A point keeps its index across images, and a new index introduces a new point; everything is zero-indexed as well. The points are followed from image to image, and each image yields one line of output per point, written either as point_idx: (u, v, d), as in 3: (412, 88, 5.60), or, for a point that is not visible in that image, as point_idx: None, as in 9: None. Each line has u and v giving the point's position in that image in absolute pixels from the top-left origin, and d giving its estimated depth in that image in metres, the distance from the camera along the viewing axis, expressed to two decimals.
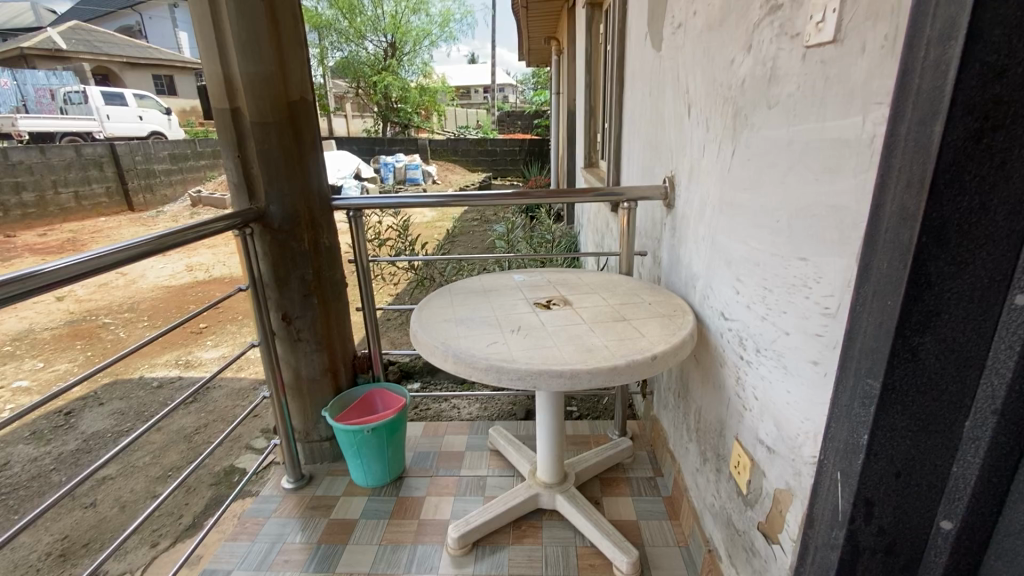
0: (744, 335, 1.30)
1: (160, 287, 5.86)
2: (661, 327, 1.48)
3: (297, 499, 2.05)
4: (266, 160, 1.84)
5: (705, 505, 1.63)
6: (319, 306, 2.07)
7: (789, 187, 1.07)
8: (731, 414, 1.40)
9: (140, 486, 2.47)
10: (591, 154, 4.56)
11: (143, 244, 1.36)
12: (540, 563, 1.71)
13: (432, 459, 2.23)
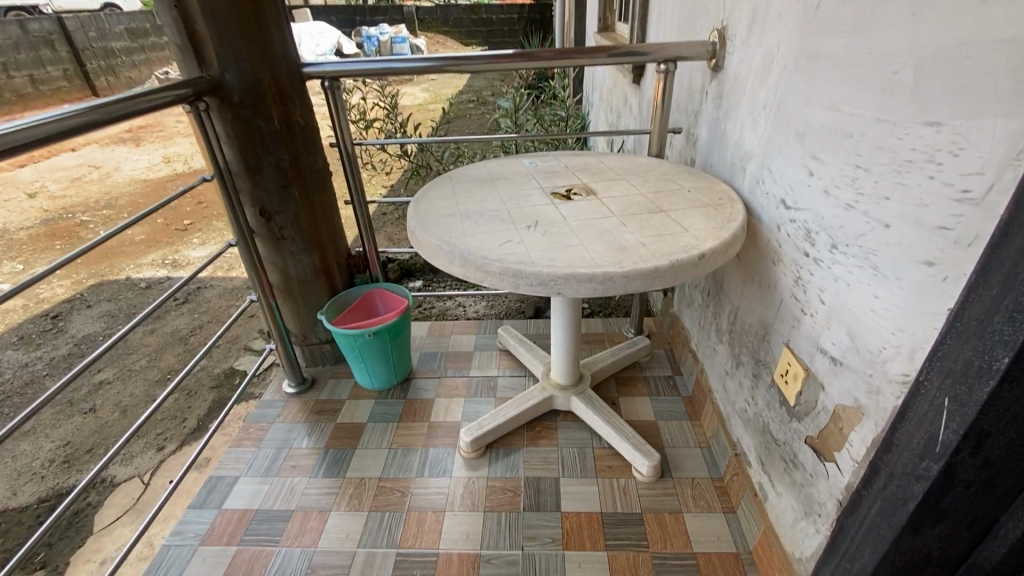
0: (816, 228, 1.07)
1: (138, 181, 5.48)
2: (706, 219, 1.24)
3: (301, 404, 1.96)
4: (211, 11, 1.45)
5: (734, 410, 1.53)
6: (300, 199, 1.80)
7: (924, 20, 0.77)
8: (781, 318, 1.22)
9: (139, 390, 2.41)
10: (606, 15, 3.94)
11: (76, 116, 1.03)
12: (556, 465, 1.65)
13: (439, 360, 2.11)
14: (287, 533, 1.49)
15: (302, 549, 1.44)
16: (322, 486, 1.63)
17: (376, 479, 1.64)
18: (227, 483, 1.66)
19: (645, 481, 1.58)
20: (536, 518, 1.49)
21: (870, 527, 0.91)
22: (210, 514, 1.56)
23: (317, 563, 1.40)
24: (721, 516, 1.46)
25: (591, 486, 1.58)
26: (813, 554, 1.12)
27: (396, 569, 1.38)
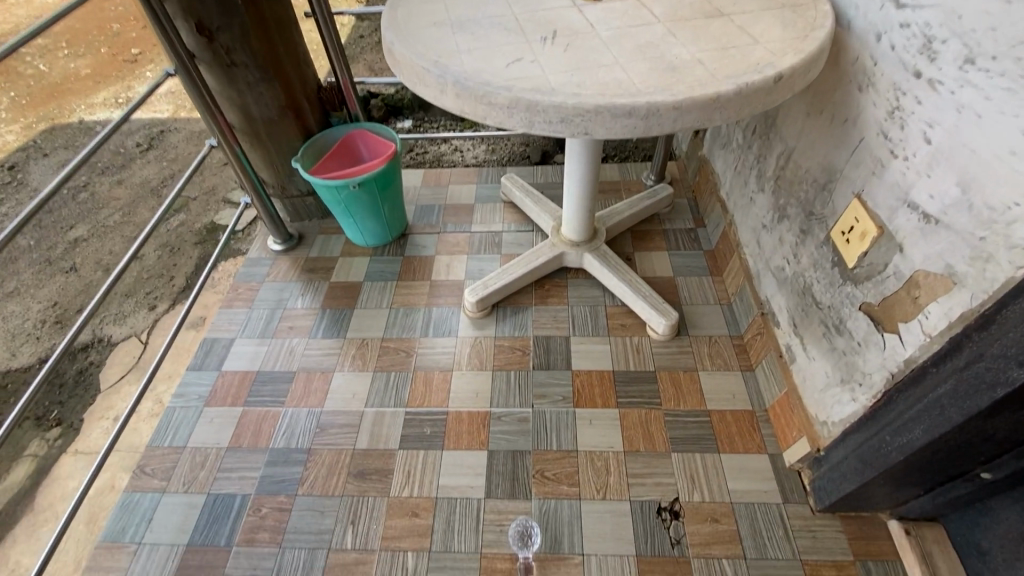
0: (944, 33, 0.77)
1: None
2: (783, 27, 0.92)
3: (290, 262, 1.81)
4: None
5: (768, 266, 1.35)
6: (246, 10, 1.40)
7: None
8: (855, 162, 0.99)
9: (119, 248, 2.25)
10: None
11: None
12: (566, 324, 1.54)
13: (437, 213, 1.90)
14: (291, 395, 1.44)
15: (309, 409, 1.41)
16: (322, 347, 1.54)
17: (377, 340, 1.54)
18: (223, 346, 1.58)
19: (660, 340, 1.48)
20: (545, 377, 1.42)
21: (933, 403, 0.81)
22: (210, 376, 1.51)
23: (326, 423, 1.37)
24: (738, 374, 1.39)
25: (602, 346, 1.48)
26: (844, 420, 1.05)
27: (406, 427, 1.35)
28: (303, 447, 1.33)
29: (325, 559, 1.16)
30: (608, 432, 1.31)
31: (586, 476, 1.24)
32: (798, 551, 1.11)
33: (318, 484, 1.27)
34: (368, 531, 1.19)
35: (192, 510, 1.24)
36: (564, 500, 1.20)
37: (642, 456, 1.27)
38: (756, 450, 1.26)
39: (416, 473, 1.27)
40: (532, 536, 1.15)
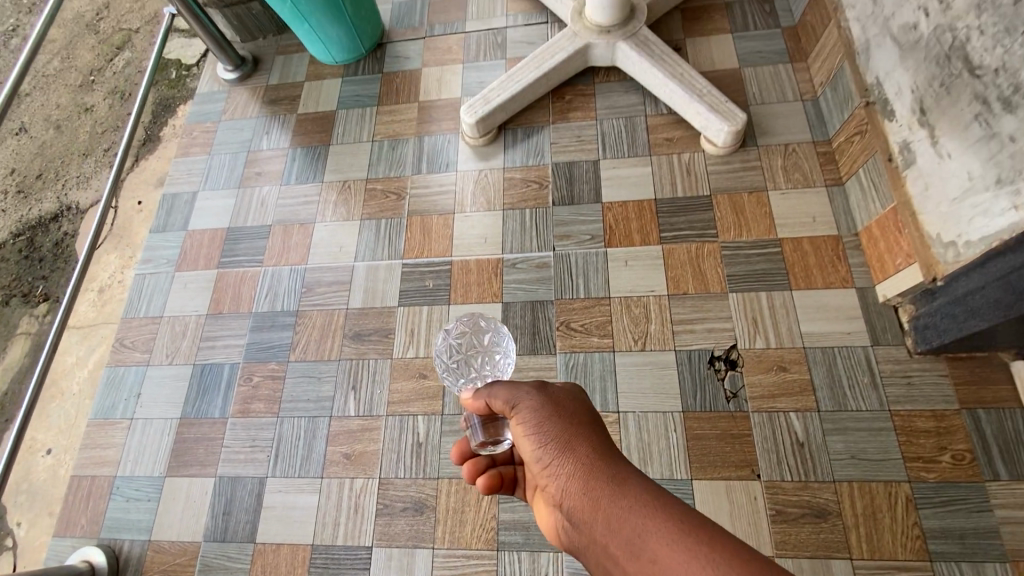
0: None
1: None
2: None
3: (248, 93, 1.45)
4: None
5: (885, 31, 0.94)
6: None
7: None
8: None
9: (64, 98, 1.91)
10: None
11: None
12: (595, 144, 1.19)
13: (422, 11, 1.45)
14: (270, 253, 1.22)
15: (291, 268, 1.19)
16: (298, 195, 1.27)
17: (361, 181, 1.25)
18: (186, 202, 1.33)
19: (718, 155, 1.14)
20: (570, 212, 1.13)
21: None
22: (177, 236, 1.29)
23: (312, 282, 1.16)
24: (821, 191, 1.07)
25: (642, 166, 1.15)
26: (985, 242, 0.76)
27: (405, 281, 1.13)
28: (290, 310, 1.15)
29: (328, 427, 1.04)
30: (650, 272, 1.05)
31: (623, 326, 1.02)
32: (887, 400, 0.91)
33: (311, 350, 1.10)
34: (371, 397, 1.05)
35: (181, 382, 1.12)
36: (595, 354, 1.00)
37: (691, 300, 1.02)
38: (840, 285, 0.99)
39: (419, 333, 1.08)
40: (479, 354, 0.80)
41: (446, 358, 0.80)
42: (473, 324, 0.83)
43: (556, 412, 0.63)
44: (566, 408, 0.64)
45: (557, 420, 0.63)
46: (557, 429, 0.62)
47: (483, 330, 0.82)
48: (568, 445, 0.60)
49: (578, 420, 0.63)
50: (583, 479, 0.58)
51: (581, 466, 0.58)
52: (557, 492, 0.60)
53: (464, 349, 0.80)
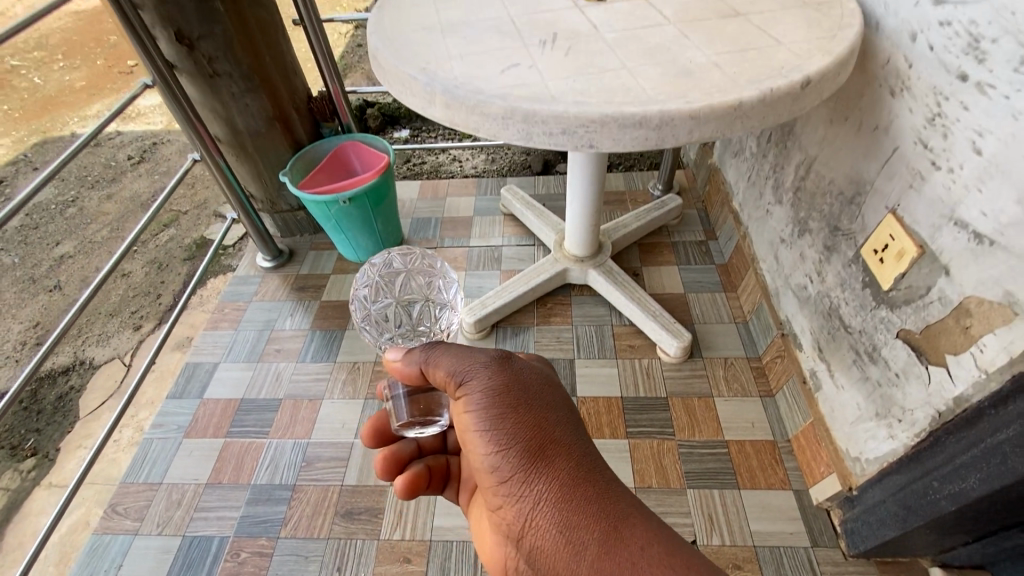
0: (999, 27, 0.69)
1: (68, 13, 4.63)
2: (806, 26, 0.85)
3: (280, 280, 1.71)
4: None
5: (787, 284, 1.26)
6: (228, 15, 1.32)
7: None
8: (888, 173, 0.90)
9: (105, 264, 2.16)
10: None
11: None
12: (571, 346, 1.44)
13: (435, 226, 1.81)
14: (276, 425, 1.34)
15: (295, 441, 1.30)
16: (311, 373, 1.44)
17: (370, 363, 1.45)
18: (206, 371, 1.48)
19: (672, 363, 1.38)
20: None
21: (993, 450, 0.72)
22: (191, 403, 1.41)
23: (313, 456, 1.27)
24: (757, 401, 1.29)
25: (610, 367, 1.38)
26: (877, 461, 0.96)
27: None
28: (287, 483, 1.23)
29: None
30: (618, 464, 1.20)
31: None
32: None
33: (302, 526, 1.16)
34: None
35: (166, 554, 1.15)
36: None
37: (654, 493, 1.16)
38: (779, 486, 1.16)
39: (408, 513, 1.17)
40: (410, 307, 0.85)
41: (385, 297, 0.83)
42: (417, 259, 0.86)
43: (527, 408, 0.77)
44: (529, 403, 0.77)
45: (524, 419, 0.76)
46: (526, 429, 0.75)
47: (432, 269, 0.87)
48: (540, 451, 0.74)
49: (542, 420, 0.77)
50: (549, 487, 0.72)
51: (552, 474, 0.73)
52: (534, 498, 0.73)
53: (410, 287, 0.84)
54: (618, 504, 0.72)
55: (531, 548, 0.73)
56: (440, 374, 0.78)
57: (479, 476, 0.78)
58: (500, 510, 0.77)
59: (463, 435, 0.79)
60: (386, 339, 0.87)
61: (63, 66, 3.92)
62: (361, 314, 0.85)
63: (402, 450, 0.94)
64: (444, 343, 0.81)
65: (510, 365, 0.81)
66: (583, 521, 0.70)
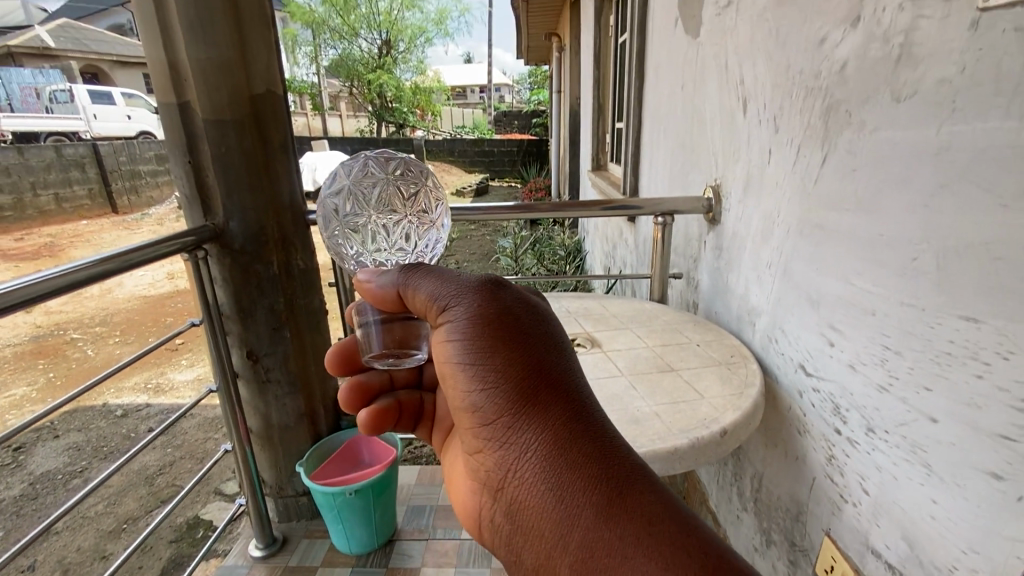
0: (845, 402, 0.99)
1: (139, 299, 5.56)
2: (721, 384, 1.17)
3: (267, 572, 1.70)
4: (222, 165, 1.46)
5: None
6: (291, 341, 1.71)
7: (936, 215, 0.76)
8: (815, 498, 1.09)
9: (88, 543, 2.12)
10: (599, 157, 4.21)
11: (90, 267, 1.09)
12: None
13: (429, 515, 1.89)
14: None
15: None
16: None
17: None
18: None
19: None
20: None
21: None
22: None
23: None
24: None
25: None
26: None
27: None
28: None
29: None
30: None
31: None
32: None
33: None
34: None
35: None
36: None
37: None
38: None
39: None
40: (382, 212, 0.86)
41: (355, 206, 0.85)
42: (397, 165, 0.87)
43: (516, 346, 0.72)
44: (518, 335, 0.73)
45: (512, 359, 0.72)
46: (514, 370, 0.71)
47: (415, 182, 0.88)
48: (529, 395, 0.71)
49: (531, 359, 0.72)
50: (539, 438, 0.69)
51: (542, 422, 0.69)
52: (524, 448, 0.69)
53: (381, 196, 0.85)
54: (616, 456, 0.67)
55: (517, 495, 0.71)
56: (422, 298, 0.76)
57: (462, 417, 0.78)
58: (487, 454, 0.75)
59: (444, 369, 0.78)
60: (358, 251, 0.89)
61: (117, 340, 4.52)
62: (337, 229, 0.88)
63: (371, 381, 1.02)
64: (422, 266, 0.79)
65: (497, 292, 0.76)
66: (574, 473, 0.66)
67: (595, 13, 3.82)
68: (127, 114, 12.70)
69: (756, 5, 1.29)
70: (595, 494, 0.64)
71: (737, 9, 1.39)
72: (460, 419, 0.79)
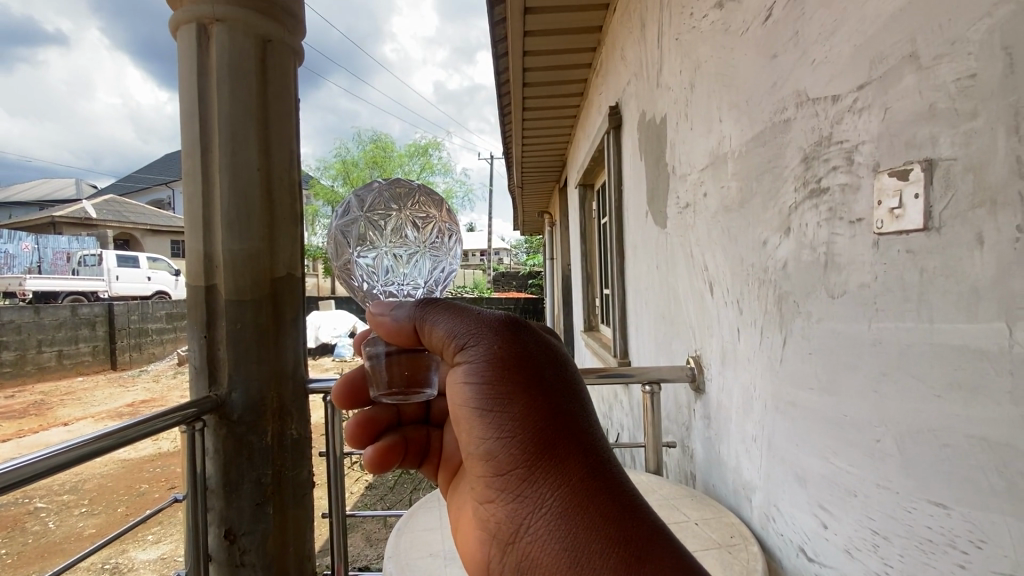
0: None
1: (118, 461, 5.32)
2: (722, 570, 1.11)
3: None
4: (235, 339, 1.57)
5: None
6: (274, 517, 1.63)
7: (886, 401, 0.83)
8: None
9: None
10: (591, 319, 4.44)
11: (98, 440, 1.15)
12: None
13: None
14: None
15: None
16: None
17: None
18: None
19: None
20: None
21: None
22: None
23: None
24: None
25: None
26: None
27: None
28: None
29: None
30: None
31: None
32: None
33: None
34: None
35: None
36: None
37: None
38: None
39: None
40: (393, 237, 1.03)
41: (369, 234, 1.01)
42: (410, 195, 1.04)
43: (534, 394, 0.72)
44: (536, 381, 0.73)
45: (529, 403, 0.72)
46: (531, 414, 0.71)
47: (425, 210, 1.06)
48: (545, 446, 0.69)
49: (549, 408, 0.71)
50: (552, 490, 0.68)
51: (559, 477, 0.68)
52: (542, 502, 0.69)
53: (392, 223, 1.03)
54: (633, 514, 0.64)
55: (531, 550, 0.69)
56: (441, 336, 0.78)
57: (475, 462, 0.78)
58: (503, 504, 0.74)
59: (459, 408, 0.78)
60: (369, 276, 1.02)
61: (82, 511, 4.20)
62: (350, 258, 1.01)
63: (378, 415, 1.03)
64: (439, 301, 0.81)
65: (517, 332, 0.77)
66: (590, 530, 0.64)
67: (580, 200, 4.39)
68: (148, 275, 13.53)
69: (708, 209, 1.53)
70: (610, 557, 0.61)
71: (695, 211, 1.64)
72: (472, 463, 0.78)
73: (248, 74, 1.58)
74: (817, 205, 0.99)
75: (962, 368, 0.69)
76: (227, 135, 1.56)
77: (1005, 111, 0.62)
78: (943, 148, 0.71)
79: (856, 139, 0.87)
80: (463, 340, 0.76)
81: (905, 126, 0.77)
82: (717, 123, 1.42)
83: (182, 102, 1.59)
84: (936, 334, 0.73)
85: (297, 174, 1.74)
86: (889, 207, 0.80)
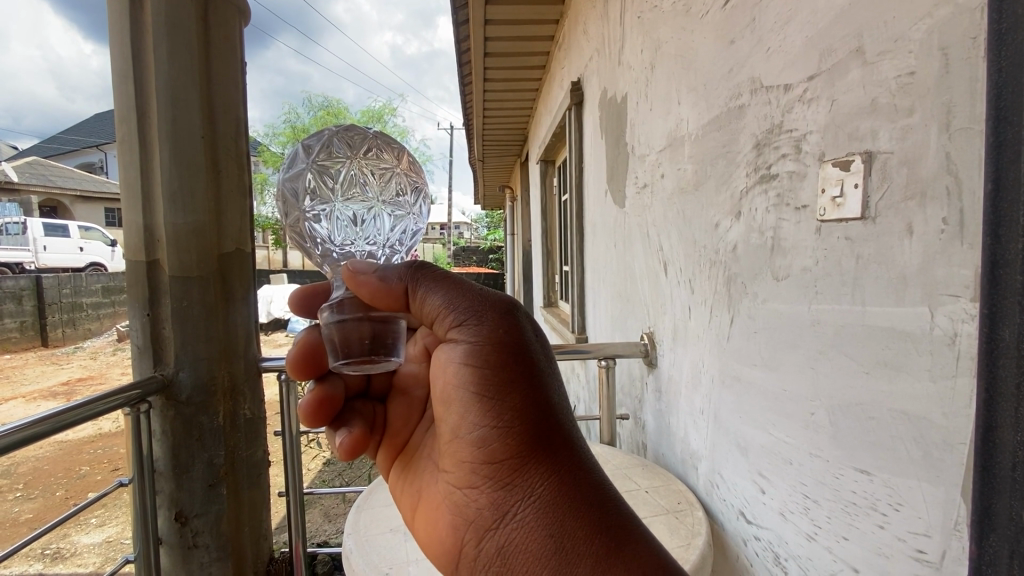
0: (783, 552, 1.02)
1: (53, 443, 5.04)
2: (670, 534, 1.18)
3: None
4: (181, 317, 1.50)
5: None
6: (228, 498, 1.60)
7: (822, 376, 0.89)
8: None
9: None
10: (551, 295, 4.49)
11: (35, 426, 1.08)
12: None
13: None
14: None
15: None
16: None
17: None
18: None
19: None
20: None
21: None
22: None
23: None
24: None
25: None
26: None
27: None
28: None
29: None
30: None
31: None
32: None
33: None
34: None
35: None
36: None
37: None
38: None
39: None
40: (348, 188, 0.99)
41: (317, 187, 0.97)
42: (364, 142, 1.00)
43: (532, 382, 0.76)
44: (532, 371, 0.77)
45: (525, 390, 0.75)
46: (525, 401, 0.75)
47: (382, 159, 1.02)
48: (539, 434, 0.73)
49: (544, 398, 0.76)
50: (538, 476, 0.71)
51: (550, 465, 0.72)
52: (531, 488, 0.71)
53: (343, 174, 0.98)
54: (616, 503, 0.69)
55: (514, 535, 0.71)
56: (438, 310, 0.79)
57: (459, 444, 0.79)
58: (487, 490, 0.76)
59: (450, 386, 0.80)
60: (325, 233, 0.98)
61: (16, 496, 3.98)
62: (301, 214, 0.97)
63: (334, 393, 0.92)
64: (435, 270, 0.81)
65: (515, 319, 0.80)
66: (577, 519, 0.67)
67: (540, 175, 4.37)
68: (80, 246, 12.60)
69: (665, 191, 1.56)
70: (594, 543, 0.65)
71: (652, 191, 1.68)
72: (456, 447, 0.80)
73: (188, 34, 1.47)
74: (767, 190, 1.03)
75: (889, 348, 0.75)
76: (167, 98, 1.45)
77: (938, 108, 0.66)
78: (882, 141, 0.75)
79: (805, 128, 0.91)
80: (466, 319, 0.77)
81: (849, 119, 0.81)
82: (676, 105, 1.44)
83: (114, 62, 1.47)
84: (868, 316, 0.78)
85: (245, 143, 1.65)
86: (831, 196, 0.85)
